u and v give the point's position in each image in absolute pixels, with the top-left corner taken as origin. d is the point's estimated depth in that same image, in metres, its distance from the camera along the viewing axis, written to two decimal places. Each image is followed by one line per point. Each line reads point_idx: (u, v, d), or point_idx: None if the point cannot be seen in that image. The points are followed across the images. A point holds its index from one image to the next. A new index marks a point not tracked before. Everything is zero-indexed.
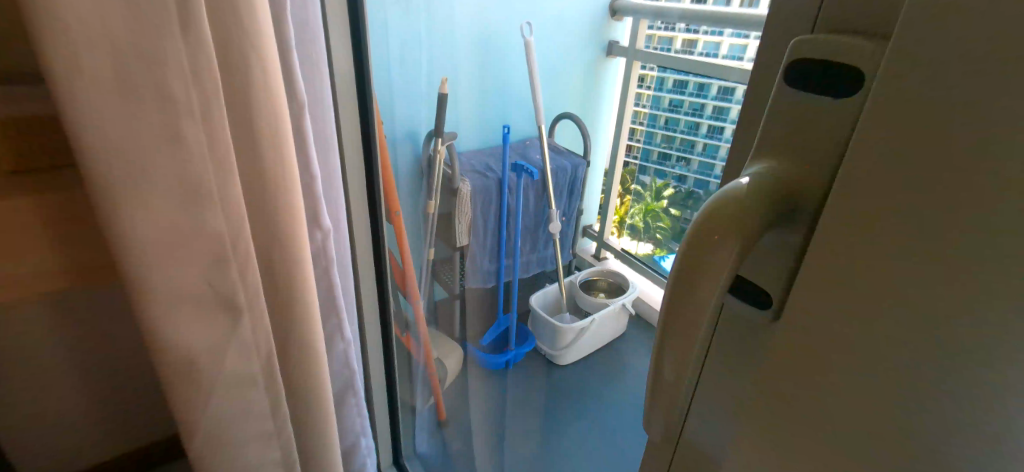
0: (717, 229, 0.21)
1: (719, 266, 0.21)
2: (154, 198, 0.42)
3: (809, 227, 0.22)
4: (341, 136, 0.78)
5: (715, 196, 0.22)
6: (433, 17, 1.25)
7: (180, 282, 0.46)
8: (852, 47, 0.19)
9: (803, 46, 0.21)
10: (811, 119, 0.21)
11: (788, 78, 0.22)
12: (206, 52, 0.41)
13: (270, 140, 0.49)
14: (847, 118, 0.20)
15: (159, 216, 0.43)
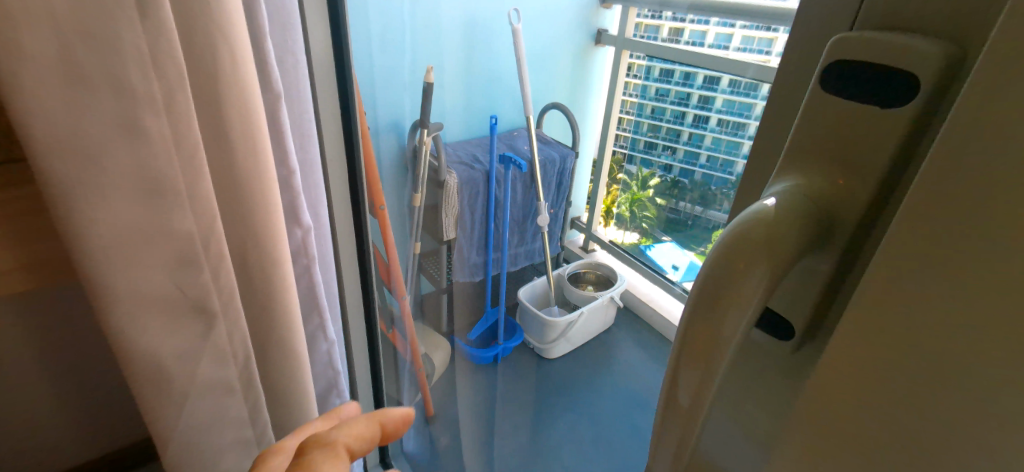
0: (746, 258, 0.20)
1: (747, 298, 0.20)
2: (114, 195, 0.39)
3: (842, 252, 0.21)
4: (320, 128, 0.74)
5: (738, 220, 0.20)
6: (418, 5, 1.21)
7: (146, 286, 0.43)
8: (900, 51, 0.18)
9: (842, 46, 0.20)
10: (846, 134, 0.20)
11: (826, 84, 0.21)
12: (167, 38, 0.38)
13: (242, 133, 0.46)
14: (893, 135, 0.19)
15: (120, 215, 0.40)
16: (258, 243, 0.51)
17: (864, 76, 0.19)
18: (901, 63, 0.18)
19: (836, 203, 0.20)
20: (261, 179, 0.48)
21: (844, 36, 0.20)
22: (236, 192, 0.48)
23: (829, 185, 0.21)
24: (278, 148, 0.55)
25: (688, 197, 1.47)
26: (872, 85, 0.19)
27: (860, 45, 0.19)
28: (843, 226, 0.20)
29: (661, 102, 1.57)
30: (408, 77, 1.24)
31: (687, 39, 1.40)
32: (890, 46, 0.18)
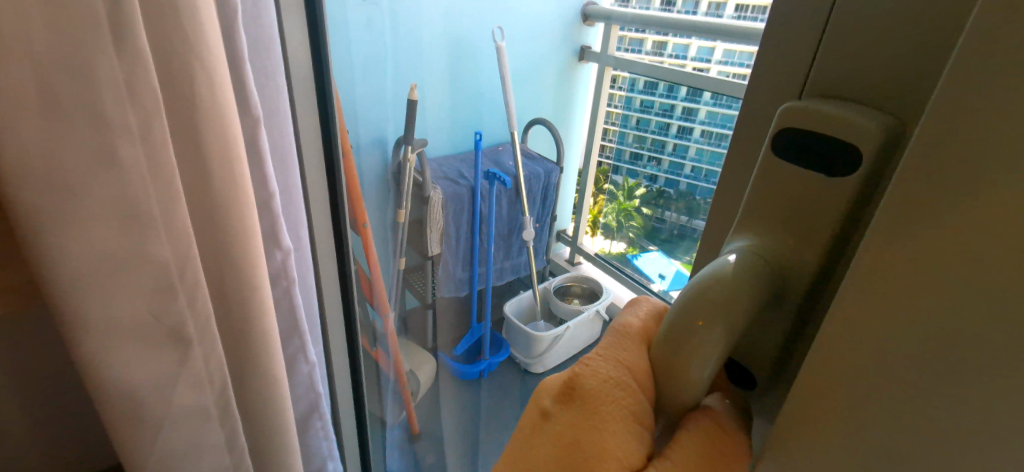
0: (706, 314, 0.24)
1: (708, 345, 0.24)
2: (90, 224, 0.39)
3: (798, 300, 0.25)
4: (302, 151, 0.74)
5: (701, 279, 0.25)
6: (399, 23, 1.24)
7: (121, 315, 0.42)
8: (843, 128, 0.22)
9: (791, 118, 0.24)
10: (797, 199, 0.24)
11: (776, 150, 0.25)
12: (144, 66, 0.38)
13: (221, 157, 0.46)
14: (842, 199, 0.23)
15: (96, 242, 0.39)
16: (236, 269, 0.50)
17: (811, 149, 0.23)
18: (849, 134, 0.22)
19: (786, 264, 0.25)
20: (239, 203, 0.48)
21: (792, 108, 0.24)
22: (216, 217, 0.47)
23: (781, 244, 0.25)
24: (255, 170, 0.54)
25: (674, 207, 1.50)
26: (816, 158, 0.23)
27: (805, 114, 0.23)
28: (798, 278, 0.25)
29: (646, 113, 1.58)
30: (392, 91, 1.28)
31: (670, 51, 1.45)
32: (832, 122, 0.22)
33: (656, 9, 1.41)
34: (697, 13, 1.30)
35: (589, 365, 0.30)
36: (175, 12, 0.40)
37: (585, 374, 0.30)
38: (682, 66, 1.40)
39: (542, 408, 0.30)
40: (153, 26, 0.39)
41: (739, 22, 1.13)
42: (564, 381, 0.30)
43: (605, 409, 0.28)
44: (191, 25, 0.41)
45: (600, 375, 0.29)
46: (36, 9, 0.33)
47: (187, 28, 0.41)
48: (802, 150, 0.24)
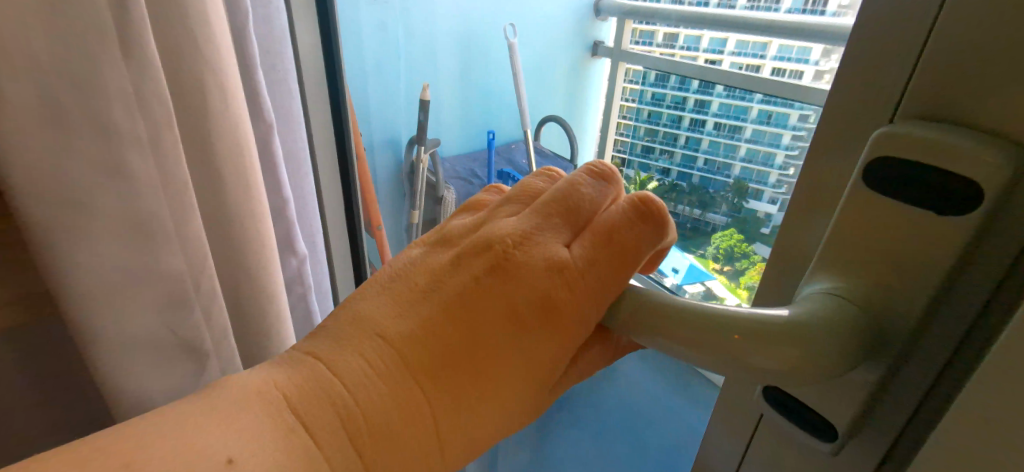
0: (774, 337, 0.22)
1: (764, 369, 0.23)
2: (102, 237, 0.37)
3: (896, 345, 0.24)
4: (315, 158, 0.73)
5: (771, 316, 0.23)
6: (410, 21, 1.24)
7: (135, 328, 0.41)
8: (955, 153, 0.20)
9: (885, 141, 0.22)
10: (897, 242, 0.23)
11: (868, 176, 0.24)
12: (153, 74, 0.36)
13: (232, 164, 0.44)
14: (954, 245, 0.21)
15: (108, 256, 0.38)
16: (251, 278, 0.49)
17: (905, 177, 0.22)
18: (953, 163, 0.20)
19: (880, 304, 0.24)
20: (251, 211, 0.47)
21: (889, 132, 0.22)
22: (229, 226, 0.46)
23: (873, 289, 0.24)
24: (270, 178, 0.53)
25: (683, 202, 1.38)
26: (927, 191, 0.22)
27: (899, 139, 0.22)
28: (895, 327, 0.24)
29: (655, 107, 1.47)
30: (404, 92, 1.29)
31: (681, 43, 1.40)
32: (941, 146, 0.21)
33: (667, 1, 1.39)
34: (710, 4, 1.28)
35: (570, 280, 0.28)
36: (183, 18, 0.38)
37: (559, 292, 0.28)
38: (693, 58, 1.35)
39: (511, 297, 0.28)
40: (164, 31, 0.38)
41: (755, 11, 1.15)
42: (525, 272, 0.28)
43: (562, 329, 0.29)
44: (201, 30, 0.39)
45: (574, 294, 0.28)
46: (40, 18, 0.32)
47: (198, 32, 0.39)
48: (900, 182, 0.22)
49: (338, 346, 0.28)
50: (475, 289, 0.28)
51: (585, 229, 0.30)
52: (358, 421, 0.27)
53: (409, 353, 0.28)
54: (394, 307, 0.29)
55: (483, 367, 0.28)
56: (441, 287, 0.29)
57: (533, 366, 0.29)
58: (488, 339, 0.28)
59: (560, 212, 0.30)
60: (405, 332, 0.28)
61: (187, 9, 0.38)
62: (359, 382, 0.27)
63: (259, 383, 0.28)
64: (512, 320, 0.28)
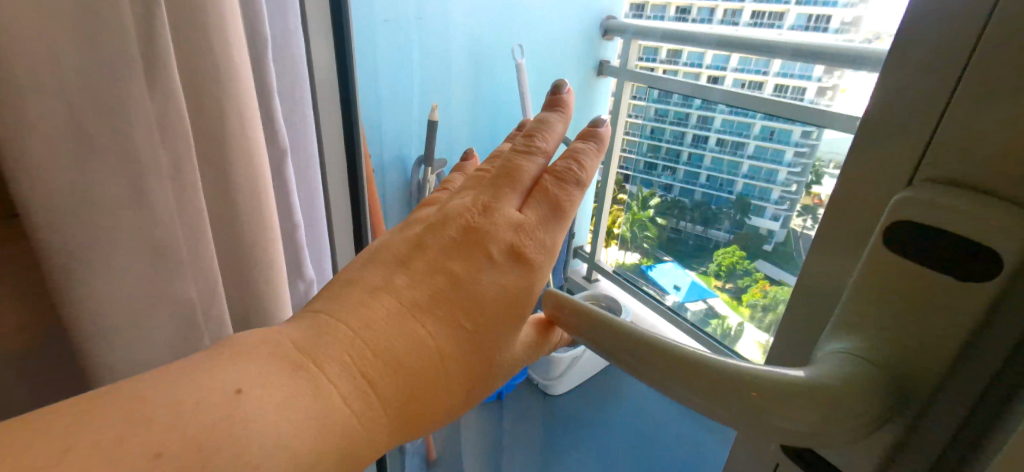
0: (789, 396, 0.23)
1: (789, 425, 0.23)
2: (119, 258, 0.38)
3: (914, 399, 0.25)
4: (326, 182, 0.74)
5: (784, 374, 0.24)
6: (424, 43, 1.27)
7: (145, 349, 0.41)
8: (973, 220, 0.21)
9: (903, 206, 0.23)
10: (914, 306, 0.24)
11: (887, 239, 0.24)
12: (176, 105, 0.37)
13: (249, 192, 0.45)
14: (974, 308, 0.22)
15: (122, 278, 0.39)
16: (260, 301, 0.49)
17: (930, 244, 0.23)
18: (970, 228, 0.21)
19: (900, 364, 0.25)
20: (265, 238, 0.47)
21: (909, 199, 0.23)
22: (242, 251, 0.47)
23: (887, 348, 0.25)
24: (282, 201, 0.54)
25: (689, 217, 1.47)
26: (942, 259, 0.22)
27: (927, 207, 0.23)
28: (915, 384, 0.25)
29: (660, 123, 1.56)
30: (416, 113, 1.32)
31: (684, 60, 1.44)
32: (959, 213, 0.22)
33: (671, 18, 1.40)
34: (711, 21, 1.29)
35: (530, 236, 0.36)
36: (208, 53, 0.40)
37: (522, 245, 0.35)
38: (697, 76, 1.40)
39: (488, 249, 0.34)
40: (185, 60, 0.40)
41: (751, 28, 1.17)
42: (488, 222, 0.35)
43: (524, 280, 0.35)
44: (225, 65, 0.41)
45: (533, 246, 0.35)
46: (74, 53, 0.33)
47: (219, 62, 0.40)
48: (917, 246, 0.23)
49: (337, 301, 0.32)
50: (451, 240, 0.35)
51: (529, 193, 0.38)
52: (363, 355, 0.30)
53: (401, 294, 0.32)
54: (386, 265, 0.34)
55: (464, 300, 0.33)
56: (420, 246, 0.35)
57: (506, 299, 0.34)
58: (467, 275, 0.33)
59: (508, 179, 0.38)
60: (395, 279, 0.33)
61: (212, 45, 0.40)
62: (360, 320, 0.31)
63: (269, 340, 0.31)
64: (484, 258, 0.34)
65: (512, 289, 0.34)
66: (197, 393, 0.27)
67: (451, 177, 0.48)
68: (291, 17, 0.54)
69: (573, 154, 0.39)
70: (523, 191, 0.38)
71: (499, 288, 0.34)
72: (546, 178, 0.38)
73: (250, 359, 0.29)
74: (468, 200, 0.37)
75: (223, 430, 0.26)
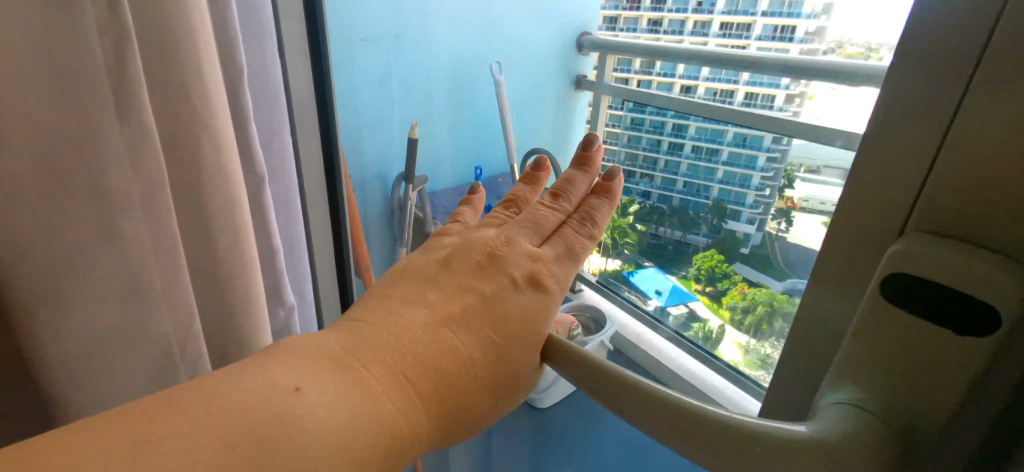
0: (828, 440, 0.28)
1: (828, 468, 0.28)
2: (90, 300, 0.36)
3: (927, 433, 0.30)
4: (307, 207, 0.73)
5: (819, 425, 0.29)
6: (404, 58, 1.26)
7: (118, 392, 0.39)
8: (967, 270, 0.28)
9: (912, 263, 0.31)
10: (920, 354, 0.30)
11: (898, 293, 0.31)
12: (149, 138, 0.36)
13: (226, 224, 0.44)
14: (971, 355, 0.28)
15: (94, 319, 0.36)
16: (239, 332, 0.48)
17: (917, 295, 0.30)
18: (964, 284, 0.28)
19: (912, 405, 0.30)
20: (244, 269, 0.46)
21: (919, 256, 0.30)
22: (219, 283, 0.46)
23: (897, 389, 0.30)
24: (261, 230, 0.53)
25: (667, 222, 1.58)
26: (946, 317, 0.29)
27: (904, 261, 0.31)
28: (925, 420, 0.30)
29: (636, 131, 1.56)
30: (398, 129, 1.30)
31: (658, 71, 1.44)
32: (961, 272, 0.28)
33: (643, 30, 1.47)
34: (683, 33, 1.39)
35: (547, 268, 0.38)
36: (181, 85, 0.39)
37: (542, 274, 0.38)
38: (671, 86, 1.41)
39: (512, 275, 0.36)
40: (160, 93, 0.39)
41: (724, 38, 1.31)
42: (514, 254, 0.38)
43: (542, 307, 0.36)
44: (200, 97, 0.40)
45: (550, 276, 0.38)
46: (40, 90, 0.31)
47: (194, 96, 0.40)
48: (922, 301, 0.30)
49: (377, 311, 0.33)
50: (479, 263, 0.37)
51: (548, 237, 0.41)
52: (404, 360, 0.30)
53: (437, 307, 0.33)
54: (417, 284, 0.36)
55: (493, 316, 0.34)
56: (450, 268, 0.37)
57: (531, 321, 0.35)
58: (496, 295, 0.35)
59: (532, 222, 0.41)
60: (429, 295, 0.34)
61: (187, 77, 0.39)
62: (400, 328, 0.32)
63: (310, 345, 0.30)
64: (510, 283, 0.36)
65: (532, 315, 0.35)
66: (251, 392, 0.26)
67: (460, 211, 0.48)
68: (268, 45, 0.54)
69: (590, 209, 0.44)
70: (544, 234, 0.41)
71: (521, 310, 0.35)
72: (565, 225, 0.42)
73: (294, 361, 0.28)
74: (493, 235, 0.40)
75: (283, 425, 0.25)
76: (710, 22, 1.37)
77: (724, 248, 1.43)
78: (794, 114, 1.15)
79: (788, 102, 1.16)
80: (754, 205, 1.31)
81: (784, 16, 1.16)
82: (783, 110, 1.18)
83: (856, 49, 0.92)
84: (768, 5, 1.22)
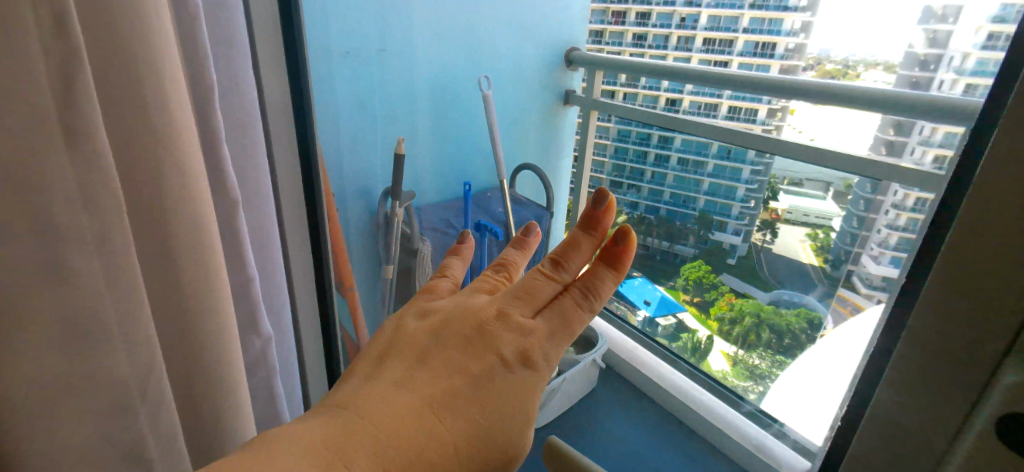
0: None
1: None
2: (27, 344, 0.31)
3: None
4: (283, 230, 0.69)
5: None
6: (387, 73, 1.23)
7: (68, 444, 0.34)
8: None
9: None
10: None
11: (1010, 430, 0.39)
12: (102, 164, 0.33)
13: (193, 252, 0.41)
14: None
15: (32, 365, 0.31)
16: (207, 368, 0.44)
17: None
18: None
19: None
20: (214, 299, 0.43)
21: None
22: (184, 316, 0.42)
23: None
24: (234, 258, 0.50)
25: (654, 234, 1.56)
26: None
27: (1010, 402, 0.39)
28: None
29: (622, 142, 1.55)
30: (382, 146, 1.28)
31: (643, 84, 1.43)
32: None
33: (628, 44, 1.43)
34: (668, 47, 1.34)
35: (538, 346, 0.37)
36: (144, 106, 0.36)
37: (532, 354, 0.37)
38: (656, 99, 1.40)
39: (500, 356, 0.36)
40: (118, 114, 0.36)
41: (707, 52, 1.26)
42: (504, 331, 0.37)
43: (531, 389, 0.36)
44: (162, 117, 0.37)
45: (539, 354, 0.37)
46: None
47: (157, 116, 0.37)
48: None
49: (363, 396, 0.33)
50: (468, 340, 0.36)
51: (543, 307, 0.39)
52: (386, 451, 0.30)
53: (423, 392, 0.34)
54: (405, 363, 0.35)
55: (478, 402, 0.34)
56: (438, 344, 0.36)
57: (517, 406, 0.35)
58: (483, 378, 0.35)
59: (526, 292, 0.39)
60: (416, 377, 0.34)
61: (148, 95, 0.36)
62: (381, 417, 0.32)
63: (298, 434, 0.30)
64: (497, 364, 0.36)
65: (519, 399, 0.35)
66: None
67: (453, 263, 0.46)
68: (240, 61, 0.51)
69: (592, 278, 0.40)
70: (538, 304, 0.39)
71: (506, 394, 0.35)
72: (564, 295, 0.40)
73: (285, 455, 0.29)
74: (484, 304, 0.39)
75: None
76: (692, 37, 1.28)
77: (712, 261, 1.54)
78: (775, 130, 1.19)
79: (770, 116, 1.19)
80: (740, 216, 1.43)
81: (763, 34, 1.17)
82: (765, 125, 1.21)
83: (836, 66, 1.01)
84: (749, 22, 1.21)
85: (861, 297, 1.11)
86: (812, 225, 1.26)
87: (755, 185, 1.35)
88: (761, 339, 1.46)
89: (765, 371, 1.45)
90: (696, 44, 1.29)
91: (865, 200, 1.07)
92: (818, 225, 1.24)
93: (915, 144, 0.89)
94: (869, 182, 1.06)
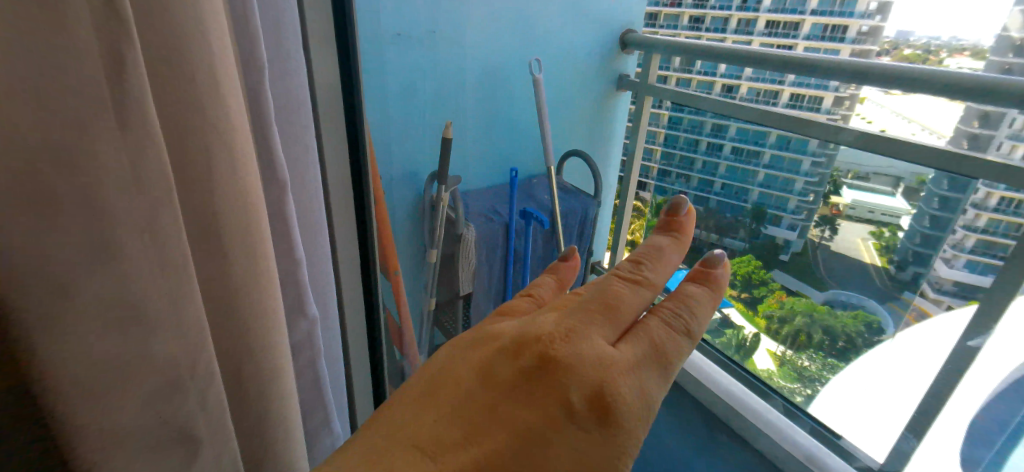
0: None
1: None
2: (77, 324, 0.31)
3: None
4: (330, 212, 0.69)
5: None
6: (438, 56, 1.23)
7: (120, 422, 0.34)
8: None
9: None
10: None
11: None
12: (152, 148, 0.33)
13: (239, 232, 0.41)
14: None
15: (83, 345, 0.32)
16: (253, 351, 0.44)
17: None
18: None
19: None
20: (260, 281, 0.43)
21: None
22: (231, 300, 0.42)
23: None
24: (282, 240, 0.50)
25: None
26: None
27: None
28: None
29: (672, 130, 1.50)
30: (430, 130, 1.28)
31: (699, 68, 1.36)
32: None
33: (683, 27, 1.39)
34: (726, 30, 1.29)
35: (612, 381, 0.35)
36: (194, 89, 0.36)
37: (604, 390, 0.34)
38: (711, 85, 1.33)
39: (567, 398, 0.34)
40: (167, 96, 0.35)
41: (770, 37, 1.21)
42: (570, 365, 0.35)
43: (604, 432, 0.34)
44: (213, 101, 0.37)
45: (615, 391, 0.34)
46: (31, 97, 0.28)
47: (207, 98, 0.37)
48: None
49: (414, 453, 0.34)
50: (531, 377, 0.35)
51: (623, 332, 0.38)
52: None
53: (477, 447, 0.34)
54: (461, 409, 0.36)
55: (538, 457, 0.33)
56: (498, 384, 0.36)
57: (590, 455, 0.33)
58: (547, 427, 0.34)
59: (602, 315, 0.38)
60: (471, 427, 0.35)
61: (197, 76, 0.36)
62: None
63: None
64: (563, 410, 0.34)
65: (593, 445, 0.34)
66: None
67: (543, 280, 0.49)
68: (291, 41, 0.50)
69: (684, 296, 0.41)
70: (614, 330, 0.38)
71: (575, 443, 0.34)
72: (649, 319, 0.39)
73: None
74: (555, 328, 0.37)
75: None
76: (754, 20, 1.25)
77: (763, 255, 1.45)
78: (843, 119, 1.08)
79: (837, 105, 1.08)
80: (797, 210, 1.34)
81: (834, 16, 1.14)
82: (830, 115, 1.10)
83: (914, 51, 0.94)
84: (818, 6, 1.17)
85: (927, 302, 1.12)
86: (878, 222, 1.20)
87: (816, 177, 1.24)
88: (812, 340, 1.39)
89: (814, 374, 1.40)
90: (757, 27, 1.24)
91: (940, 197, 1.01)
92: (884, 223, 1.19)
93: (1000, 137, 0.86)
94: (944, 178, 0.99)
